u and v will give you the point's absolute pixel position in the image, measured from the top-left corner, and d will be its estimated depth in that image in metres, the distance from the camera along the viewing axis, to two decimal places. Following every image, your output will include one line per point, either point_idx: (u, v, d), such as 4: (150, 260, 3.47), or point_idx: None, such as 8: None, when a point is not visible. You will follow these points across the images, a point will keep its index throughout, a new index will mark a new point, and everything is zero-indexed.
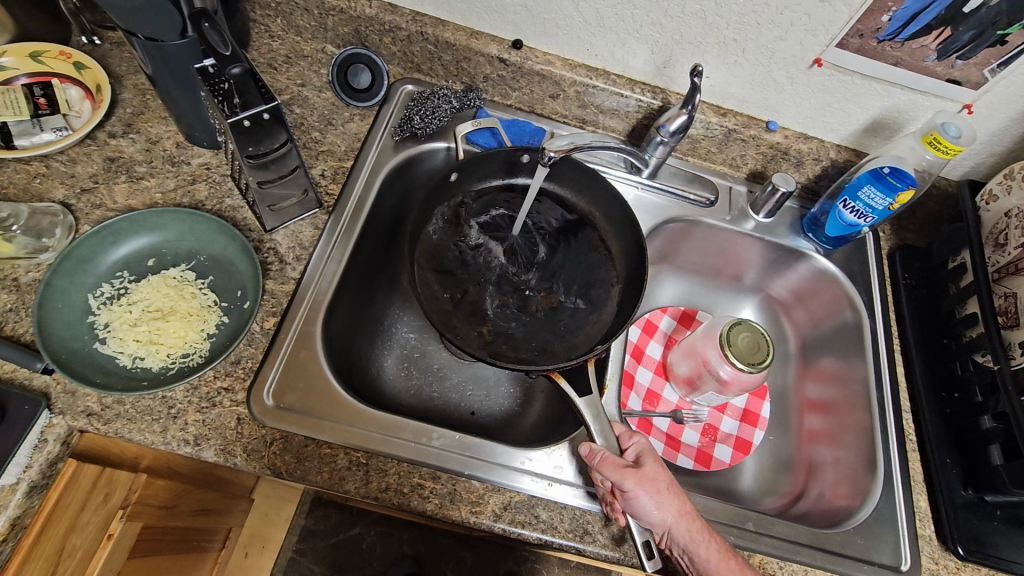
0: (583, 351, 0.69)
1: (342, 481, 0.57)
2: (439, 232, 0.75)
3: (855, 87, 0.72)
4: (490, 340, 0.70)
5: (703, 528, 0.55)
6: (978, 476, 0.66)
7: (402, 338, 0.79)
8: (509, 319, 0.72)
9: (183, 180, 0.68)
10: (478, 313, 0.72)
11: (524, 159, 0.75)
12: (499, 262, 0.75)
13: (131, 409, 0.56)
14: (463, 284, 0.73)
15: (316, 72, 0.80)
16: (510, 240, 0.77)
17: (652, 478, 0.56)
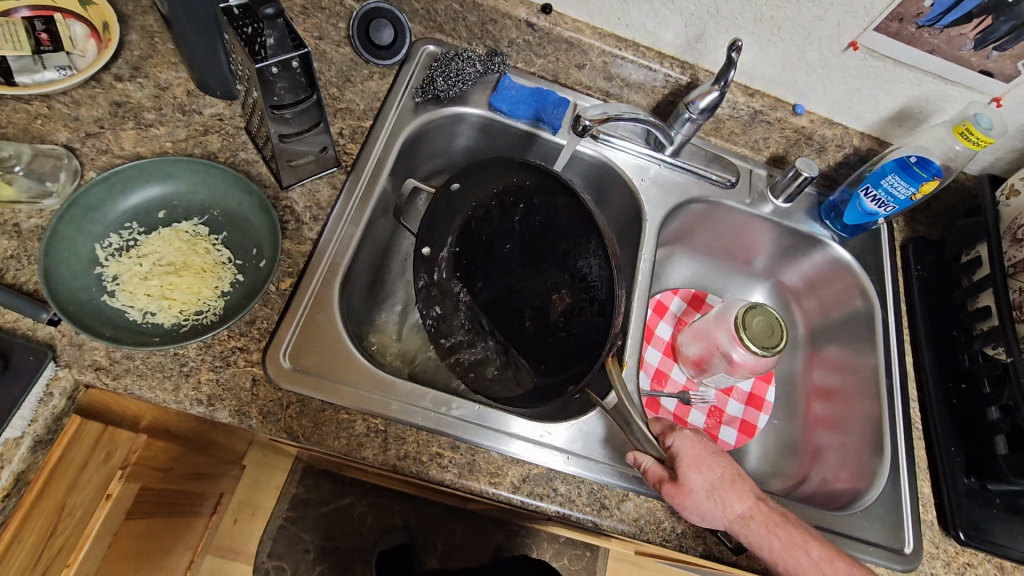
0: (574, 356, 0.66)
1: (360, 447, 0.56)
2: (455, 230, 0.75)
3: (887, 74, 0.72)
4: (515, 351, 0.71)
5: (760, 529, 0.53)
6: (981, 465, 0.68)
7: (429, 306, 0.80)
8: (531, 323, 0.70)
9: (195, 130, 0.65)
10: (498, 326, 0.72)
11: (457, 186, 0.74)
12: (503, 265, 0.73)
13: (141, 365, 0.54)
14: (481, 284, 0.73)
15: (334, 25, 0.75)
16: (504, 235, 0.74)
17: (688, 494, 0.54)
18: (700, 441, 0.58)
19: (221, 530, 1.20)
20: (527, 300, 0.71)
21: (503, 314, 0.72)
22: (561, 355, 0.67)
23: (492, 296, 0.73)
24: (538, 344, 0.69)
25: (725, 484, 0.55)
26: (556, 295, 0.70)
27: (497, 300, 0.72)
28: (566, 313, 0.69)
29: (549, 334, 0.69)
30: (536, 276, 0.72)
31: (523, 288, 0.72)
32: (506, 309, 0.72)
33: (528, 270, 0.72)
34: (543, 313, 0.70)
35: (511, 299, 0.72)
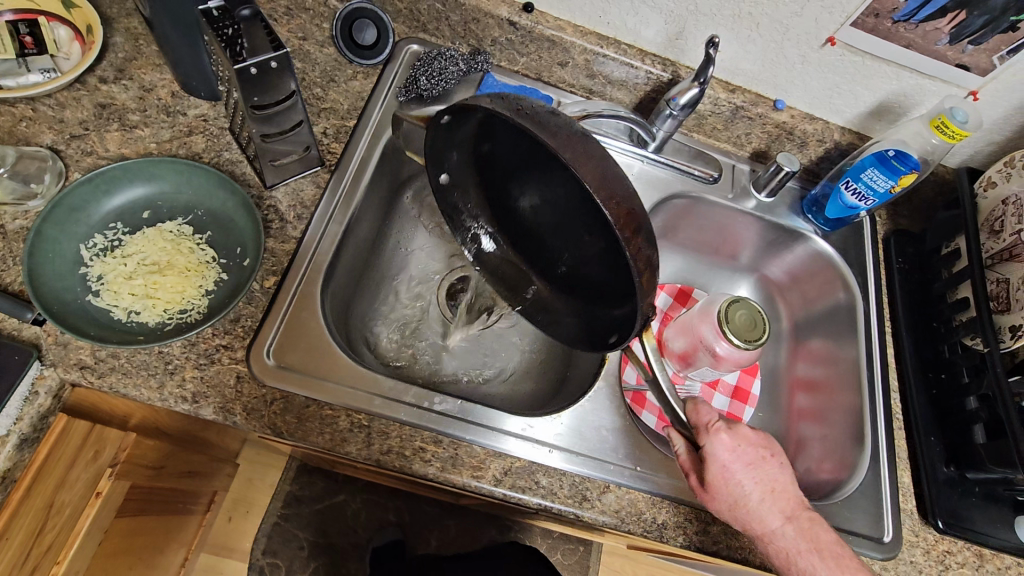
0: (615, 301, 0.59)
1: (343, 442, 0.57)
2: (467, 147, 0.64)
3: (865, 69, 0.72)
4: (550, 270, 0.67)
5: (778, 551, 0.55)
6: (960, 453, 0.69)
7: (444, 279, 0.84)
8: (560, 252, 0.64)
9: (179, 131, 0.66)
10: (530, 249, 0.68)
11: (446, 120, 0.59)
12: (516, 192, 0.63)
13: (126, 363, 0.55)
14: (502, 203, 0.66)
15: (318, 25, 0.76)
16: (507, 160, 0.60)
17: (712, 500, 0.57)
18: (743, 453, 0.56)
19: (215, 529, 1.21)
20: (561, 237, 0.62)
21: (537, 244, 0.66)
22: (602, 293, 0.61)
23: (522, 223, 0.66)
24: (571, 271, 0.64)
25: (754, 501, 0.56)
26: (589, 241, 0.58)
27: (521, 226, 0.66)
28: (601, 260, 0.58)
29: (585, 276, 0.62)
30: (563, 212, 0.59)
31: (549, 220, 0.62)
32: (538, 238, 0.66)
33: (544, 201, 0.60)
34: (570, 244, 0.61)
35: (542, 230, 0.64)
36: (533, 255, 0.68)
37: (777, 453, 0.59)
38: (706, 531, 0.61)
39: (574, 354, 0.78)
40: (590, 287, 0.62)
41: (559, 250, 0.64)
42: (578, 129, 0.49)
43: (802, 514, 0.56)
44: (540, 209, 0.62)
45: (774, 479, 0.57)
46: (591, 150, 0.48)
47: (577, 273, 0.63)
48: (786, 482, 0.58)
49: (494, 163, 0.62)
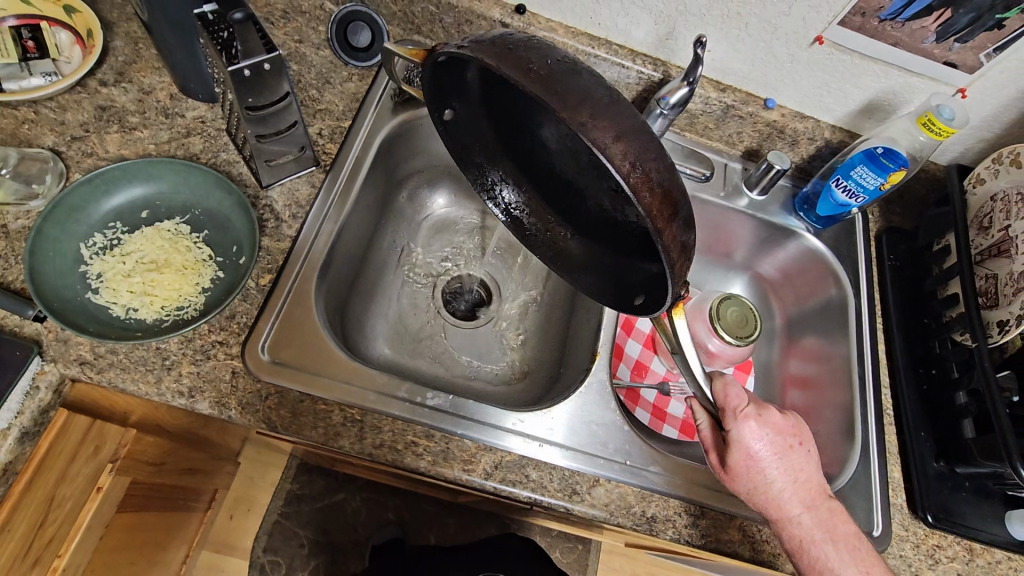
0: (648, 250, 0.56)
1: (336, 437, 0.58)
2: (473, 84, 0.57)
3: (854, 67, 0.73)
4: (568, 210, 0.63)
5: (793, 536, 0.58)
6: (950, 448, 0.70)
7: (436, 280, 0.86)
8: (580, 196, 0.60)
9: (177, 132, 0.67)
10: (543, 188, 0.64)
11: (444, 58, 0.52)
12: (529, 129, 0.58)
13: (124, 358, 0.56)
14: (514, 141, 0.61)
15: (314, 28, 0.77)
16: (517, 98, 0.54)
17: (732, 481, 0.59)
18: (773, 441, 0.59)
19: (216, 526, 1.22)
20: (583, 183, 0.58)
21: (551, 185, 0.62)
22: (631, 244, 0.58)
23: (535, 164, 0.62)
24: (594, 216, 0.60)
25: (776, 488, 0.58)
26: (617, 194, 0.55)
27: (533, 165, 0.62)
28: (632, 213, 0.55)
29: (611, 224, 0.59)
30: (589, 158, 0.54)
31: (571, 163, 0.58)
32: (553, 179, 0.61)
33: (567, 141, 0.55)
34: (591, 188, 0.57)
35: (558, 169, 0.59)
36: (544, 196, 0.64)
37: (805, 442, 0.61)
38: (695, 524, 0.62)
39: (567, 351, 0.79)
40: (617, 233, 0.59)
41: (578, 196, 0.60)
42: (605, 95, 0.44)
43: (823, 503, 0.59)
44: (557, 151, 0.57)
45: (798, 468, 0.60)
46: (624, 125, 0.43)
47: (598, 216, 0.60)
48: (811, 472, 0.60)
49: (502, 100, 0.57)
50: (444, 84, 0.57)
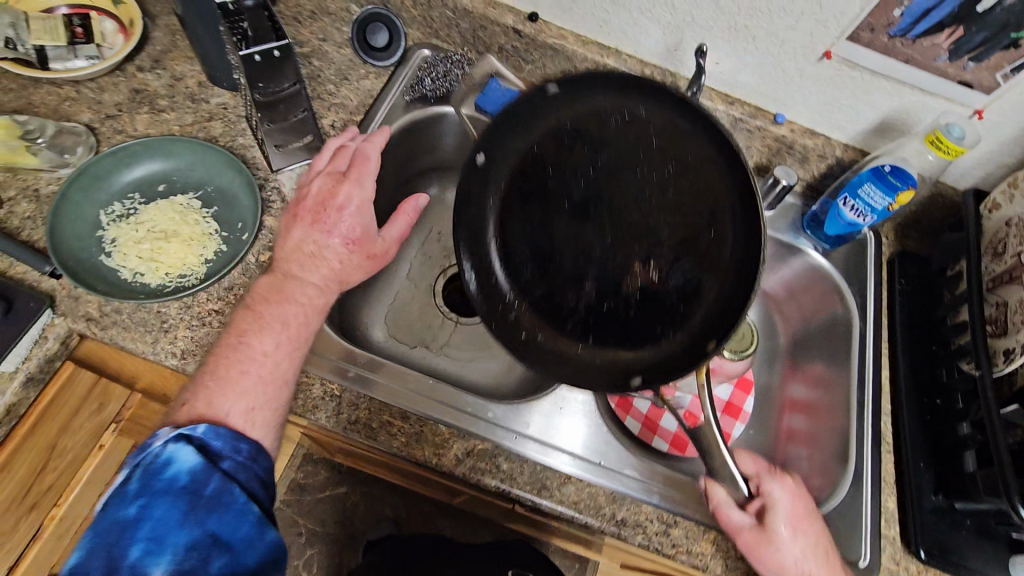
0: (653, 337, 0.59)
1: (315, 409, 0.60)
2: (533, 134, 0.64)
3: (865, 84, 0.72)
4: (551, 297, 0.63)
5: None
6: (949, 482, 0.66)
7: (437, 275, 0.87)
8: (584, 278, 0.61)
9: (201, 116, 0.72)
10: (527, 276, 0.64)
11: (552, 91, 0.63)
12: (559, 200, 0.63)
13: (127, 318, 0.60)
14: (525, 219, 0.64)
15: (338, 28, 0.82)
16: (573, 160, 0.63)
17: (769, 553, 0.56)
18: (799, 505, 0.59)
19: None
20: (594, 261, 0.61)
21: (548, 271, 0.63)
22: (627, 335, 0.60)
23: (536, 247, 0.63)
24: (594, 304, 0.61)
25: (814, 562, 0.56)
26: (637, 263, 0.60)
27: (537, 244, 0.63)
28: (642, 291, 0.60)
29: (611, 313, 0.60)
30: (617, 233, 0.60)
31: (592, 243, 0.61)
32: (554, 264, 0.63)
33: (602, 213, 0.61)
34: (598, 269, 0.61)
35: (571, 246, 0.62)
36: (540, 279, 0.63)
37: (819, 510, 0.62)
38: (667, 533, 0.61)
39: None
40: (612, 325, 0.60)
41: (581, 280, 0.61)
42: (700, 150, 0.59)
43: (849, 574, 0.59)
44: (587, 226, 0.61)
45: (824, 537, 0.59)
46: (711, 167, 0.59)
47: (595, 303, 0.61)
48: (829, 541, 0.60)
49: (550, 164, 0.63)
50: (509, 126, 0.64)
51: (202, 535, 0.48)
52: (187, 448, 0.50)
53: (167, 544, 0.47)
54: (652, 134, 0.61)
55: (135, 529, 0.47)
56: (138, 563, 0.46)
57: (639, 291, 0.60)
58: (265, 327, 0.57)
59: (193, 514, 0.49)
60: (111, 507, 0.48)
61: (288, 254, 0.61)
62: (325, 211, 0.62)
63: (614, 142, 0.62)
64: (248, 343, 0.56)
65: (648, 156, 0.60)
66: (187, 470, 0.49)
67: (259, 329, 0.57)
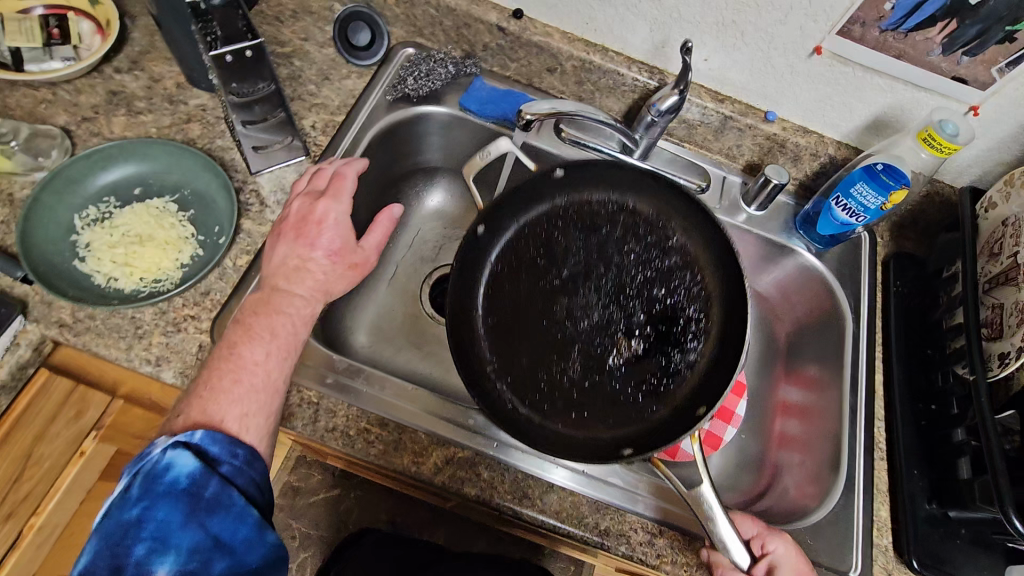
0: (636, 419, 0.64)
1: (291, 417, 0.59)
2: (534, 218, 0.72)
3: (856, 80, 0.70)
4: (536, 370, 0.68)
5: None
6: (944, 490, 0.64)
7: (421, 279, 0.86)
8: (575, 352, 0.68)
9: (179, 118, 0.71)
10: (511, 347, 0.68)
11: (558, 175, 0.71)
12: (556, 275, 0.70)
13: (100, 324, 0.58)
14: (519, 293, 0.71)
15: (321, 29, 0.81)
16: (572, 242, 0.71)
17: None
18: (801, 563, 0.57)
19: None
20: (582, 335, 0.68)
21: (538, 344, 0.69)
22: (610, 411, 0.65)
23: (529, 319, 0.70)
24: (580, 378, 0.67)
25: None
26: (624, 338, 0.68)
27: (530, 317, 0.70)
28: (627, 365, 0.67)
29: (595, 389, 0.66)
30: (608, 308, 0.69)
31: (584, 321, 0.69)
32: (545, 339, 0.68)
33: (598, 291, 0.70)
34: (586, 341, 0.68)
35: (563, 321, 0.69)
36: (526, 353, 0.68)
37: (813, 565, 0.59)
38: (651, 543, 0.59)
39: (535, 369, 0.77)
40: (597, 404, 0.65)
41: (566, 354, 0.68)
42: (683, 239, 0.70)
43: None
44: (577, 303, 0.69)
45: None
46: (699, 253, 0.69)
47: (580, 376, 0.67)
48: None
49: (549, 245, 0.72)
50: (513, 207, 0.72)
51: (205, 539, 0.45)
52: (187, 453, 0.46)
53: (172, 545, 0.44)
54: (640, 225, 0.71)
55: (139, 530, 0.44)
56: (143, 561, 0.43)
57: (621, 366, 0.67)
58: (254, 336, 0.55)
59: (195, 516, 0.46)
60: (114, 508, 0.45)
61: (275, 269, 0.60)
62: (306, 224, 0.61)
63: (610, 231, 0.71)
64: (238, 354, 0.54)
65: (640, 245, 0.70)
66: (187, 474, 0.46)
67: (247, 340, 0.54)
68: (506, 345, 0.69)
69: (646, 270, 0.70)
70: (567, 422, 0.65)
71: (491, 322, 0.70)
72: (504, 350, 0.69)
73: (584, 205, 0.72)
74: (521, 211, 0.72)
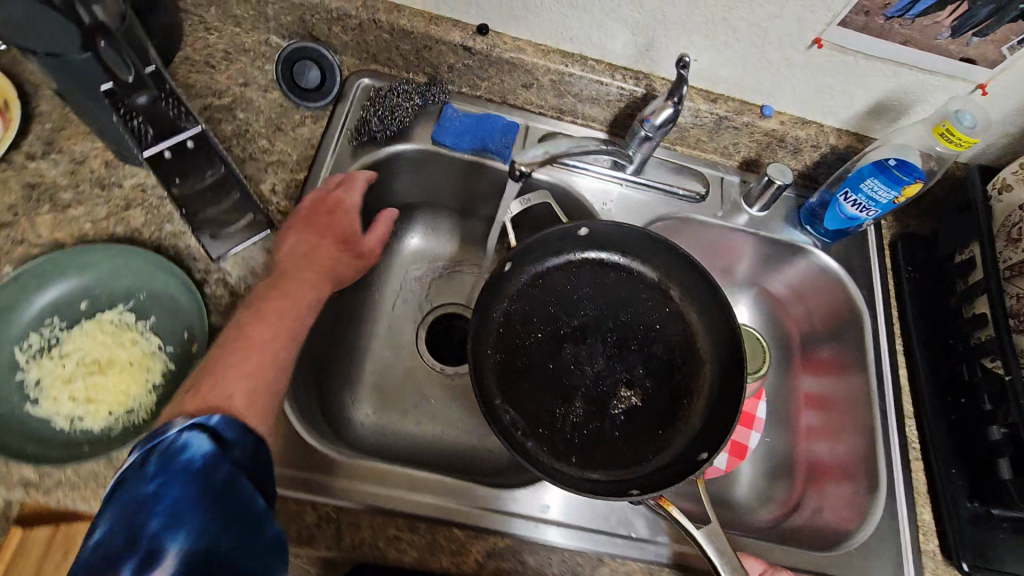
0: (636, 465, 0.66)
1: (311, 539, 0.53)
2: (547, 275, 0.75)
3: (858, 69, 0.65)
4: (545, 416, 0.68)
5: None
6: (984, 487, 0.65)
7: (418, 326, 0.80)
8: (581, 400, 0.69)
9: (116, 205, 0.61)
10: (516, 392, 0.69)
11: (581, 233, 0.72)
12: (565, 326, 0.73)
13: (73, 475, 0.51)
14: (531, 346, 0.72)
15: (259, 68, 0.71)
16: (579, 295, 0.75)
17: None
18: None
19: None
20: (584, 384, 0.70)
21: (546, 390, 0.70)
22: (615, 457, 0.66)
23: (539, 370, 0.71)
24: (586, 425, 0.68)
25: None
26: (625, 386, 0.70)
27: (541, 363, 0.71)
28: (629, 414, 0.69)
29: (603, 437, 0.67)
30: (610, 362, 0.71)
31: (589, 371, 0.71)
32: (549, 386, 0.70)
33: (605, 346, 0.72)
34: (587, 391, 0.70)
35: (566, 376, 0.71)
36: (532, 394, 0.70)
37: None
38: None
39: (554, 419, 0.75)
40: (601, 451, 0.67)
41: (571, 398, 0.69)
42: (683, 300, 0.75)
43: None
44: (582, 352, 0.72)
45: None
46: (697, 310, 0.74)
47: (586, 422, 0.68)
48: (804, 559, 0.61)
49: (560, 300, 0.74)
50: (535, 256, 0.74)
51: (217, 523, 0.39)
52: (203, 435, 0.42)
53: (184, 529, 0.38)
54: (642, 287, 0.76)
55: (153, 506, 0.38)
56: (157, 539, 0.37)
57: (622, 414, 0.69)
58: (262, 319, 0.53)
59: (208, 500, 0.39)
60: (128, 484, 0.39)
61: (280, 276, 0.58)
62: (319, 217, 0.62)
63: (618, 294, 0.75)
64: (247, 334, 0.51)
65: (645, 305, 0.75)
66: (202, 455, 0.41)
67: (256, 321, 0.53)
68: (518, 386, 0.70)
69: (644, 328, 0.74)
70: (578, 464, 0.65)
71: (501, 367, 0.71)
72: (517, 394, 0.69)
73: (593, 264, 0.76)
74: (534, 261, 0.74)
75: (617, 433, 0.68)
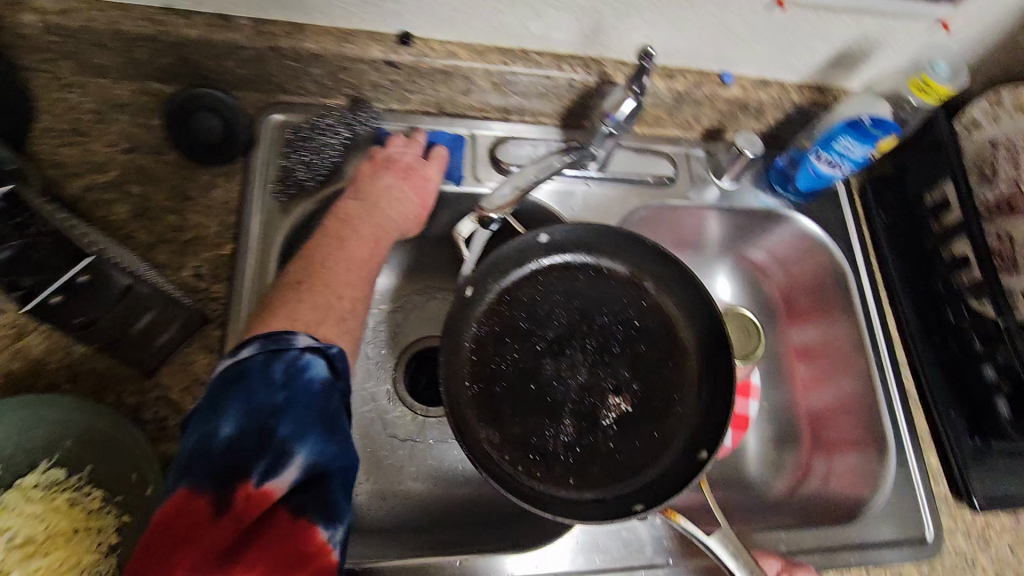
0: (640, 479, 0.59)
1: None
2: (512, 288, 0.66)
3: (820, 23, 0.61)
4: (536, 445, 0.60)
5: None
6: (983, 423, 0.66)
7: (393, 372, 0.72)
8: (567, 416, 0.61)
9: (7, 335, 0.51)
10: (504, 420, 0.61)
11: (541, 240, 0.64)
12: (541, 340, 0.64)
13: None
14: (507, 371, 0.63)
15: (144, 125, 0.60)
16: (552, 305, 0.66)
17: None
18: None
19: None
20: (567, 397, 0.62)
21: (530, 412, 0.61)
22: (617, 471, 0.59)
23: (520, 396, 0.62)
24: (579, 444, 0.60)
25: None
26: (614, 393, 0.63)
27: (523, 387, 0.63)
28: (622, 424, 0.61)
29: (600, 454, 0.60)
30: (593, 370, 0.63)
31: (572, 384, 0.63)
32: (534, 408, 0.62)
33: (586, 355, 0.64)
34: (574, 406, 0.62)
35: (548, 395, 0.62)
36: (517, 420, 0.61)
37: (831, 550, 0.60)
38: None
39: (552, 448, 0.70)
40: (601, 468, 0.59)
41: (558, 417, 0.61)
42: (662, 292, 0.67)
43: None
44: (562, 364, 0.63)
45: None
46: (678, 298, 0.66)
47: (579, 441, 0.60)
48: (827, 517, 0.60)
49: (530, 314, 0.65)
50: (500, 270, 0.65)
51: (328, 449, 0.40)
52: (321, 360, 0.43)
53: (308, 438, 0.39)
54: (615, 282, 0.67)
55: (281, 418, 0.39)
56: (286, 442, 0.38)
57: (614, 424, 0.61)
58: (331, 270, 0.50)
59: (328, 419, 0.41)
60: (253, 382, 0.40)
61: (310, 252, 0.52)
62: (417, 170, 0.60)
63: (591, 294, 0.67)
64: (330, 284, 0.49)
65: (622, 302, 0.67)
66: (321, 379, 0.42)
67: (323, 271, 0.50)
68: (504, 416, 0.61)
69: (624, 326, 0.66)
70: (577, 487, 0.58)
71: (481, 398, 0.61)
72: (502, 427, 0.61)
73: (560, 268, 0.67)
74: (497, 280, 0.65)
75: (612, 446, 0.60)
